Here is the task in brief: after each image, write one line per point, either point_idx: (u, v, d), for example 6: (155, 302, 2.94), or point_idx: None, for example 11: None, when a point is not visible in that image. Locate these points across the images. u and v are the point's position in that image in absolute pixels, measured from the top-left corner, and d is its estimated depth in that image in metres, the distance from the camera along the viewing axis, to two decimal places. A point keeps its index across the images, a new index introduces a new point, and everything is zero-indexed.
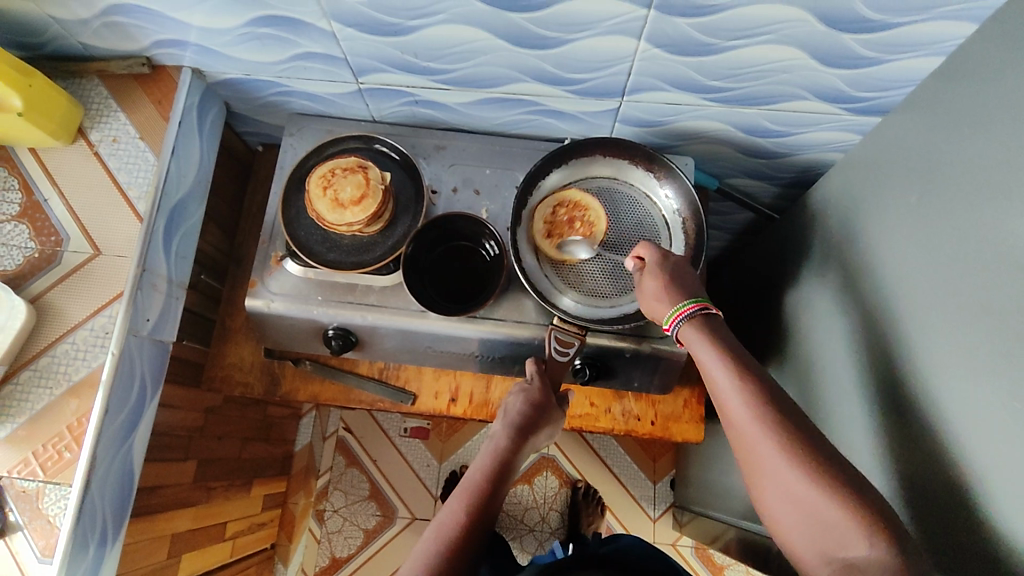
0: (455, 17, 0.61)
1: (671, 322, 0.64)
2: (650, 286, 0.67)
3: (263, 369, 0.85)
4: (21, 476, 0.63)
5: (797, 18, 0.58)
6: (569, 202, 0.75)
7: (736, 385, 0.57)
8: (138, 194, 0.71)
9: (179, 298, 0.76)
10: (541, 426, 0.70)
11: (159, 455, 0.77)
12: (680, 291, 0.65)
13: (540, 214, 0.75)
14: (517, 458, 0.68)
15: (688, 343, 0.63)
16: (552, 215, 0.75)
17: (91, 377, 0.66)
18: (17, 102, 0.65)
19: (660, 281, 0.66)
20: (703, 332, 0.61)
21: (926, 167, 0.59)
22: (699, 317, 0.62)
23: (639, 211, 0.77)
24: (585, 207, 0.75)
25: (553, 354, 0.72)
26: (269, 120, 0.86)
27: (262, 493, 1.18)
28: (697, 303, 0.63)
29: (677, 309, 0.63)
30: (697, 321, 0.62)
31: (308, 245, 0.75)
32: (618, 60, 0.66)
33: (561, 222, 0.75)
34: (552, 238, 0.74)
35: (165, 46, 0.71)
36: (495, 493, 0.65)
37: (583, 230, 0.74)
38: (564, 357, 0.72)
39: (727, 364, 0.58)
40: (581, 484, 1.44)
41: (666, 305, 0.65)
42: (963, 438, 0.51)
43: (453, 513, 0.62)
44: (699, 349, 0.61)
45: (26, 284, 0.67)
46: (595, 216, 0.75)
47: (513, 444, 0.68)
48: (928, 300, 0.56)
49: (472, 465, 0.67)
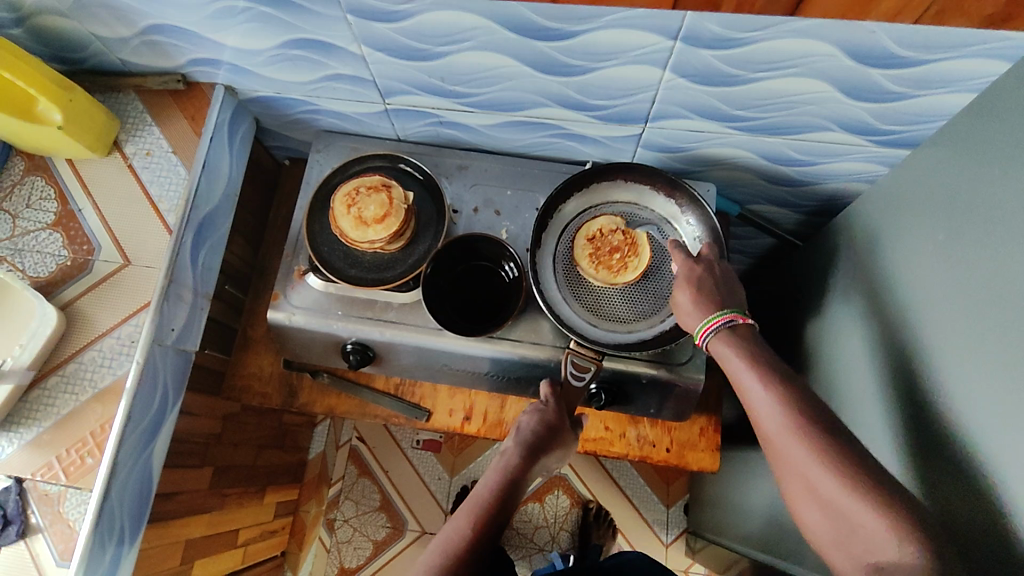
0: (482, 45, 0.62)
1: (700, 334, 0.64)
2: (682, 297, 0.66)
3: (281, 380, 0.86)
4: (44, 480, 0.65)
5: (825, 52, 0.58)
6: (631, 238, 0.74)
7: (771, 398, 0.56)
8: (168, 207, 0.73)
9: (204, 308, 0.77)
10: (554, 447, 0.70)
11: (177, 461, 0.78)
12: (709, 301, 0.64)
13: (608, 220, 0.76)
14: (527, 475, 0.68)
15: (718, 357, 0.62)
16: (609, 231, 0.75)
17: (116, 384, 0.68)
18: (57, 116, 0.67)
19: (690, 292, 0.65)
20: (734, 345, 0.61)
21: (955, 205, 0.59)
22: (724, 331, 0.62)
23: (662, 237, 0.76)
24: (637, 253, 0.74)
25: (569, 378, 0.72)
26: (297, 136, 0.88)
27: (275, 500, 1.20)
28: (728, 316, 0.63)
29: (706, 322, 0.63)
30: (724, 336, 0.62)
31: (329, 260, 0.76)
32: (642, 89, 0.66)
33: (609, 243, 0.74)
34: (589, 244, 0.75)
35: (200, 65, 0.73)
36: (502, 510, 0.65)
37: (618, 263, 0.74)
38: (580, 382, 0.72)
39: (763, 380, 0.57)
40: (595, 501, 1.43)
41: (696, 317, 0.64)
42: (987, 486, 0.50)
43: (460, 527, 0.62)
44: (732, 363, 0.60)
45: (57, 291, 0.70)
46: (633, 267, 0.74)
47: (524, 461, 0.67)
48: (952, 339, 0.56)
49: (479, 479, 0.67)
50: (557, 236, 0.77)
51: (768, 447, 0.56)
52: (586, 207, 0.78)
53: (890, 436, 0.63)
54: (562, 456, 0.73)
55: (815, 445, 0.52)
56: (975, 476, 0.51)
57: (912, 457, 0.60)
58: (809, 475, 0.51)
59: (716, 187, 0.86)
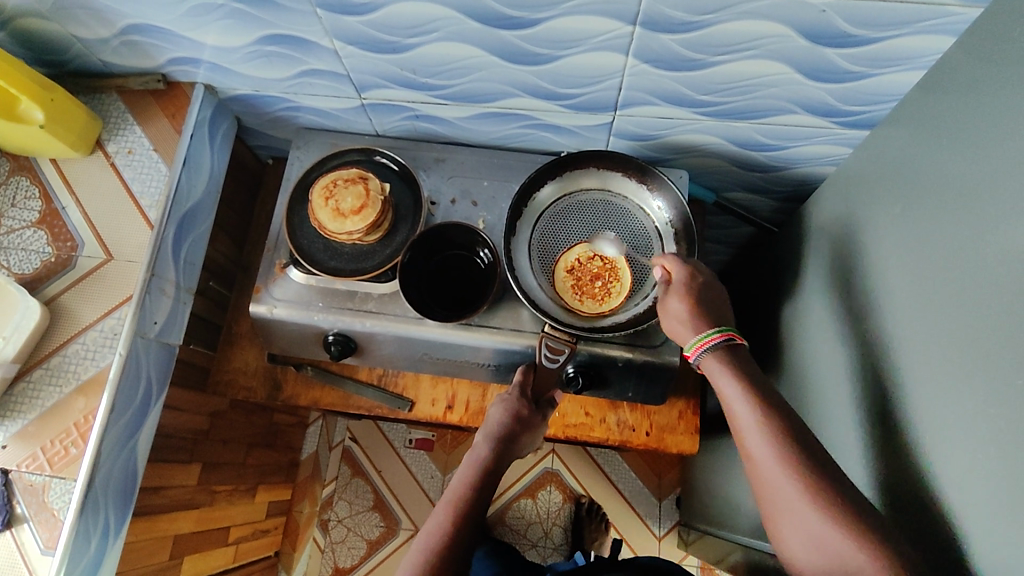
0: (450, 35, 0.64)
1: (692, 349, 0.65)
2: (674, 305, 0.67)
3: (266, 374, 0.88)
4: (29, 471, 0.66)
5: (780, 33, 0.60)
6: (609, 262, 0.77)
7: (761, 425, 0.57)
8: (149, 203, 0.75)
9: (186, 303, 0.79)
10: (520, 437, 0.72)
11: (163, 455, 0.79)
12: (705, 318, 0.66)
13: (584, 249, 0.77)
14: (500, 465, 0.70)
15: (710, 374, 0.64)
16: (587, 260, 0.76)
17: (98, 376, 0.69)
18: (39, 115, 0.69)
19: (685, 304, 0.67)
20: (727, 365, 0.62)
21: (913, 179, 0.60)
22: (722, 349, 0.63)
23: (632, 222, 0.78)
24: (618, 278, 0.76)
25: (543, 360, 0.73)
26: (279, 134, 0.90)
27: (266, 500, 1.21)
28: (721, 333, 0.64)
29: (700, 338, 0.64)
30: (719, 354, 0.63)
31: (310, 252, 0.78)
32: (608, 76, 0.68)
33: (589, 272, 0.76)
34: (571, 275, 0.76)
35: (179, 64, 0.75)
36: (480, 504, 0.67)
37: (601, 291, 0.75)
38: (554, 364, 0.73)
39: (754, 407, 0.58)
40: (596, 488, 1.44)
41: (690, 331, 0.66)
42: (953, 449, 0.51)
43: (438, 524, 0.64)
44: (724, 385, 0.61)
45: (42, 286, 0.71)
46: (616, 292, 0.75)
47: (495, 453, 0.69)
48: (918, 309, 0.57)
49: (455, 475, 0.69)
50: (532, 224, 0.79)
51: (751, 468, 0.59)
52: (560, 194, 0.80)
53: (861, 409, 0.64)
54: (533, 443, 0.76)
55: (810, 489, 0.53)
56: (942, 440, 0.52)
57: (879, 428, 0.61)
58: (801, 514, 0.53)
59: (689, 175, 0.88)
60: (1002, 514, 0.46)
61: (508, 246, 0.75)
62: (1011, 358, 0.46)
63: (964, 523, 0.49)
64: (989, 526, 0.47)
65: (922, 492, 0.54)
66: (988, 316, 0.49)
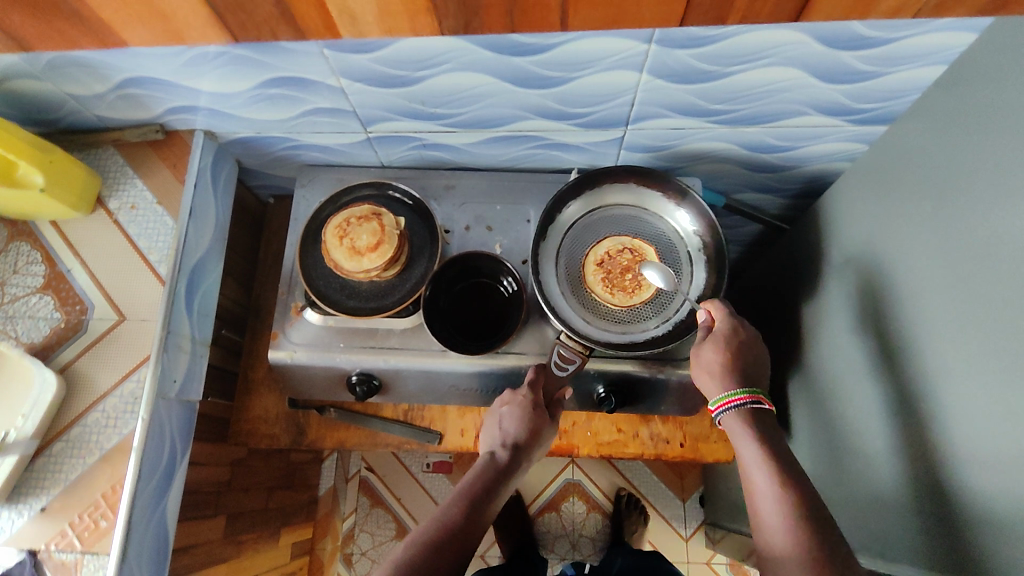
0: (460, 66, 0.62)
1: (716, 404, 0.66)
2: (708, 355, 0.68)
3: (288, 420, 0.86)
4: (59, 549, 0.63)
5: (797, 40, 0.59)
6: (639, 253, 0.76)
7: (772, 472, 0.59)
8: (158, 258, 0.72)
9: (203, 356, 0.77)
10: (536, 442, 0.69)
11: (190, 513, 0.77)
12: (736, 373, 0.66)
13: (613, 242, 0.77)
14: (510, 470, 0.67)
15: (731, 433, 0.65)
16: (617, 253, 0.76)
17: (123, 443, 0.67)
18: (39, 179, 0.66)
19: (721, 358, 0.67)
20: (748, 427, 0.63)
21: (935, 174, 0.60)
22: (748, 410, 0.64)
23: (669, 247, 0.77)
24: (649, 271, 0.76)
25: (553, 367, 0.71)
26: (280, 173, 0.88)
27: (289, 541, 1.18)
28: (749, 394, 0.65)
29: (724, 397, 0.65)
30: (744, 412, 0.64)
31: (326, 293, 0.76)
32: (621, 93, 0.67)
33: (620, 263, 0.76)
34: (603, 267, 0.76)
35: (178, 112, 0.73)
36: (486, 503, 0.63)
37: (633, 282, 0.75)
38: (564, 371, 0.71)
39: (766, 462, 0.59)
40: (618, 493, 1.43)
41: (716, 386, 0.67)
42: (991, 448, 0.51)
43: (449, 511, 0.61)
44: (740, 443, 0.63)
45: (54, 354, 0.69)
46: (647, 284, 0.75)
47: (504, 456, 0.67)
48: (948, 306, 0.57)
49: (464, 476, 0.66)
50: (558, 240, 0.78)
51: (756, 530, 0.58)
52: (584, 212, 0.79)
53: (894, 407, 0.64)
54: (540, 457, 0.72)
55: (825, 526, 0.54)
56: (979, 438, 0.52)
57: (912, 427, 0.61)
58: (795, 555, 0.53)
59: (700, 180, 0.87)
60: None
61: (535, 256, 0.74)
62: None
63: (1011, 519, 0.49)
64: None
65: (960, 492, 0.54)
66: (1018, 314, 0.48)
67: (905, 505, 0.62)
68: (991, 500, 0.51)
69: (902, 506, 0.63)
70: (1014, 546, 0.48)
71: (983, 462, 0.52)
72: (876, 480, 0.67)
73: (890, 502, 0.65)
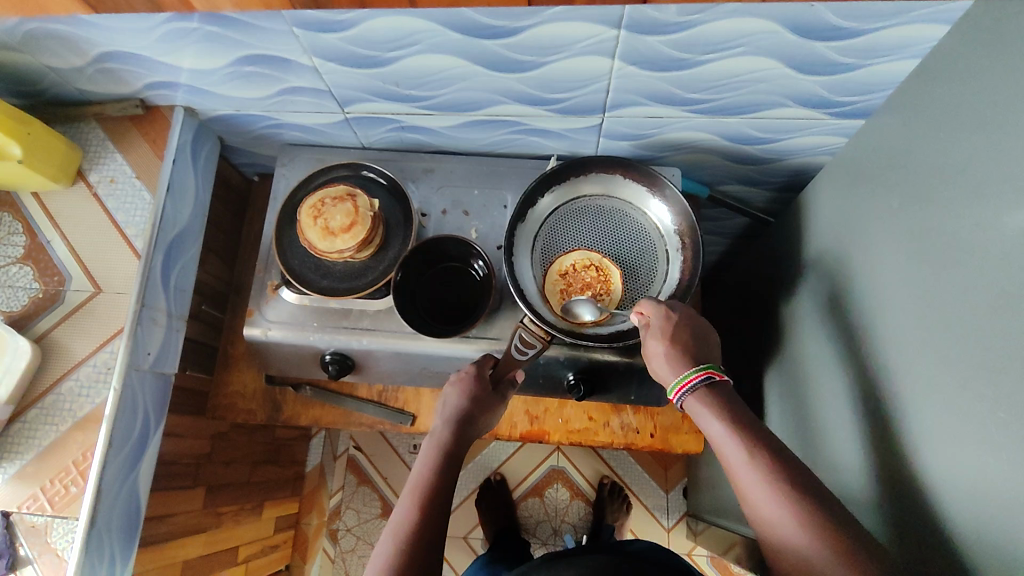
0: (430, 47, 0.62)
1: (675, 390, 0.64)
2: (657, 347, 0.66)
3: (265, 396, 0.87)
4: (31, 511, 0.65)
5: (768, 30, 0.58)
6: (603, 271, 0.75)
7: (730, 430, 0.57)
8: (135, 232, 0.73)
9: (179, 330, 0.78)
10: (485, 415, 0.69)
11: (166, 482, 0.78)
12: (684, 356, 0.65)
13: (581, 255, 0.76)
14: (462, 447, 0.67)
15: (694, 415, 0.62)
16: (582, 267, 0.75)
17: (95, 412, 0.68)
18: (17, 150, 0.67)
19: (665, 343, 0.65)
20: (709, 405, 0.60)
21: (904, 172, 0.59)
22: (702, 389, 0.62)
23: (644, 242, 0.77)
24: (610, 290, 0.74)
25: (513, 351, 0.70)
26: (263, 151, 0.88)
27: (273, 515, 1.20)
28: (704, 371, 0.62)
29: (682, 378, 0.63)
30: (701, 393, 0.62)
31: (300, 272, 0.76)
32: (595, 79, 0.67)
33: (581, 279, 0.75)
34: (563, 279, 0.75)
35: (157, 88, 0.73)
36: (447, 486, 0.63)
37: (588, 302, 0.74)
38: (524, 356, 0.70)
39: (725, 422, 0.58)
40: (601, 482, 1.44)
41: (672, 371, 0.65)
42: (946, 447, 0.50)
43: (408, 512, 0.60)
44: (703, 415, 0.61)
45: (31, 323, 0.70)
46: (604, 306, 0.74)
47: (453, 436, 0.66)
48: (911, 302, 0.56)
49: (416, 467, 0.65)
50: (535, 229, 0.77)
51: (749, 508, 0.55)
52: (562, 202, 0.78)
53: (859, 403, 0.64)
54: (491, 427, 0.72)
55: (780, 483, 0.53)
56: (934, 438, 0.52)
57: (875, 424, 0.61)
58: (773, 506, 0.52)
59: (681, 170, 0.87)
60: (995, 511, 0.45)
61: (511, 245, 0.74)
62: (998, 353, 0.45)
63: (960, 519, 0.49)
64: (982, 524, 0.46)
65: (916, 487, 0.54)
66: (975, 312, 0.48)
67: (865, 499, 0.62)
68: (945, 500, 0.50)
69: (865, 501, 0.63)
70: (962, 542, 0.48)
71: (936, 462, 0.52)
72: (842, 477, 0.67)
73: (853, 497, 0.64)
